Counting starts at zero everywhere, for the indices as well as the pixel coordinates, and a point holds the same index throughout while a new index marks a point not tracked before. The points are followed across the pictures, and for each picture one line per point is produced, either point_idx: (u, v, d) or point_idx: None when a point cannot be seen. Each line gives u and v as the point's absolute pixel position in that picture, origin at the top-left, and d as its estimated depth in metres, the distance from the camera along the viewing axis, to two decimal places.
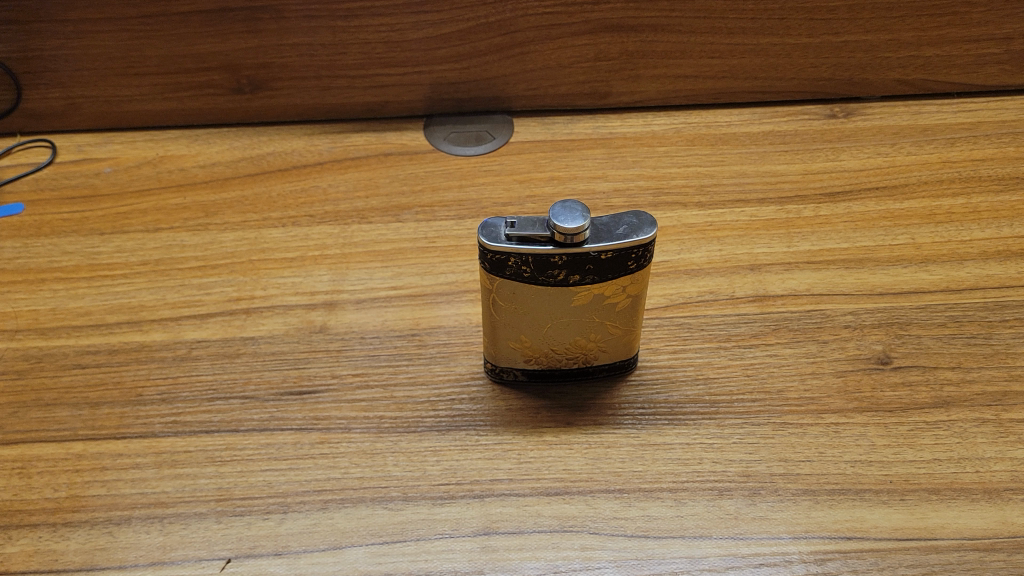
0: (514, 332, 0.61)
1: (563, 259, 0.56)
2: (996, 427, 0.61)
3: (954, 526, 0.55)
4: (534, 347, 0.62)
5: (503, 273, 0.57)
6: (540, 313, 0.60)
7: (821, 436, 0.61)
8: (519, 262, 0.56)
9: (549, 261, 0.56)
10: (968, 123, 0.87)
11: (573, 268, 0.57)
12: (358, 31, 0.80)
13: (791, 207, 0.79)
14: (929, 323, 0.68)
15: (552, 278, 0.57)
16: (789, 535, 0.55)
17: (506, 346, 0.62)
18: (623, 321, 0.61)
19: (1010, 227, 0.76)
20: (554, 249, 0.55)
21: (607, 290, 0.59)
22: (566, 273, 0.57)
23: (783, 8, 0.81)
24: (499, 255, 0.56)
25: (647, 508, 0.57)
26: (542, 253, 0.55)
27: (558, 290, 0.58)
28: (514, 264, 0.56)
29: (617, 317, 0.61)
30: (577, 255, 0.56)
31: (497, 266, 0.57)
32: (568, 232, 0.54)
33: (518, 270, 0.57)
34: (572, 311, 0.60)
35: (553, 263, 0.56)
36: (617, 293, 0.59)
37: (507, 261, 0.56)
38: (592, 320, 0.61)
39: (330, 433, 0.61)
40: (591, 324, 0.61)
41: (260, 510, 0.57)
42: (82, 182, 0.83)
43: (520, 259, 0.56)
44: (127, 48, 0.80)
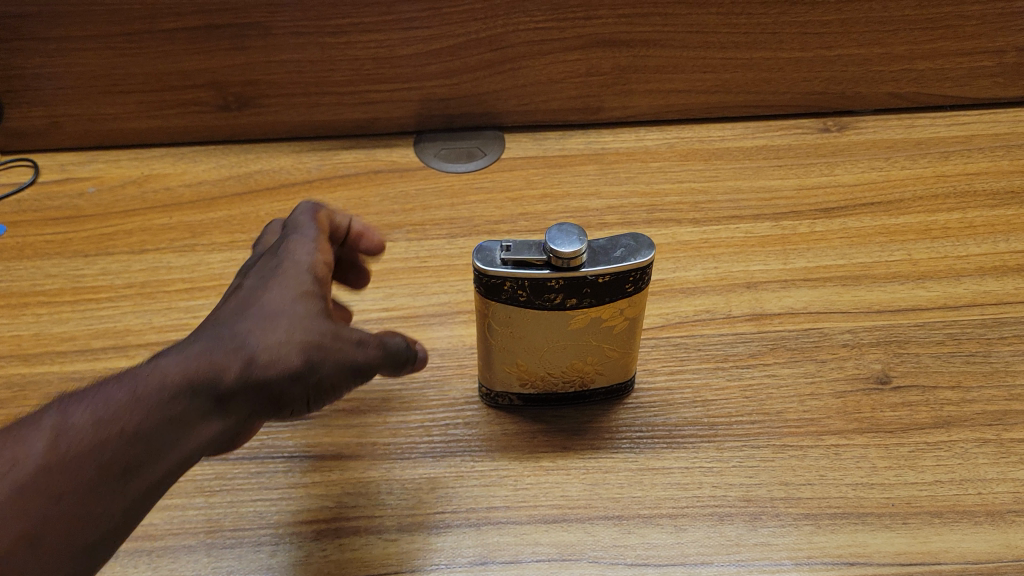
0: (510, 357, 0.60)
1: (560, 283, 0.55)
2: (997, 447, 0.60)
3: (957, 550, 0.54)
4: (530, 370, 0.61)
5: (498, 298, 0.56)
6: (538, 340, 0.59)
7: (822, 458, 0.60)
8: (515, 287, 0.55)
9: (546, 285, 0.55)
10: (961, 137, 0.86)
11: (570, 292, 0.55)
12: (347, 48, 0.79)
13: (785, 223, 0.78)
14: (928, 341, 0.67)
15: (548, 302, 0.56)
16: (791, 562, 0.54)
17: (501, 370, 0.61)
18: (622, 345, 0.60)
19: (1006, 242, 0.75)
20: (550, 274, 0.54)
21: (606, 315, 0.57)
22: (563, 296, 0.56)
23: (776, 22, 0.80)
24: (493, 279, 0.54)
25: (646, 535, 0.55)
26: (539, 278, 0.54)
27: (555, 314, 0.57)
28: (509, 289, 0.55)
29: (616, 341, 0.60)
30: (574, 279, 0.55)
31: (492, 290, 0.55)
32: (561, 259, 0.53)
33: (514, 295, 0.55)
34: (571, 336, 0.59)
35: (550, 287, 0.55)
36: (615, 316, 0.58)
37: (503, 286, 0.55)
38: (589, 343, 0.59)
39: (322, 461, 0.60)
40: (589, 348, 0.60)
41: (250, 542, 0.56)
42: (65, 202, 0.81)
43: (516, 283, 0.55)
44: (111, 66, 0.79)
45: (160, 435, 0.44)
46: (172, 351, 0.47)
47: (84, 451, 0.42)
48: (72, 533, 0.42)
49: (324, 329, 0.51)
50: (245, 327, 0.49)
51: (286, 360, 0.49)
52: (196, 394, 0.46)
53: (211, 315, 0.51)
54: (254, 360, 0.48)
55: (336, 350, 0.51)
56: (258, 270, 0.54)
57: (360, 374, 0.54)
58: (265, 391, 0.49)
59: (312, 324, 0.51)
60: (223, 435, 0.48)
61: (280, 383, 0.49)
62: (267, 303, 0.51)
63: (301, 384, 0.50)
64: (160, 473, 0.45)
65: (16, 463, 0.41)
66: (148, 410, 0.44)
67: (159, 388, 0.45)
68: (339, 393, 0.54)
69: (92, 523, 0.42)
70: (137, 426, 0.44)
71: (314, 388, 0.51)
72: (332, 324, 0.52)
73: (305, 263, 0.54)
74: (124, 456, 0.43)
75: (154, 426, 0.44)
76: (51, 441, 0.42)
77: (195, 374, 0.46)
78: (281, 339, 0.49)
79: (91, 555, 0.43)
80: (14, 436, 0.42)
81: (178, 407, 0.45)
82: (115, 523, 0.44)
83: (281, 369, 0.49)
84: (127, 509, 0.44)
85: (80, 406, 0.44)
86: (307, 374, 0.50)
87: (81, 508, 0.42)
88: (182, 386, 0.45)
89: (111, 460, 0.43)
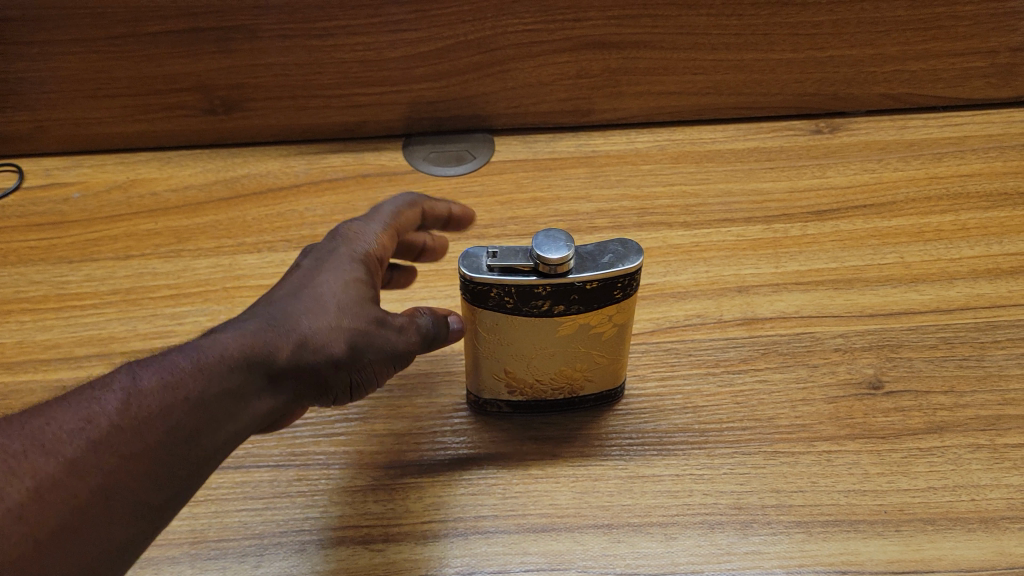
0: (498, 363, 0.59)
1: (547, 290, 0.54)
2: (991, 453, 0.59)
3: (951, 557, 0.53)
4: (518, 377, 0.60)
5: (484, 304, 0.55)
6: (525, 348, 0.58)
7: (814, 464, 0.59)
8: (502, 293, 0.54)
9: (532, 292, 0.54)
10: (954, 138, 0.86)
11: (558, 299, 0.54)
12: (334, 51, 0.78)
13: (777, 226, 0.77)
14: (921, 345, 0.66)
15: (535, 309, 0.55)
16: (782, 571, 0.53)
17: (489, 377, 0.60)
18: (610, 352, 0.60)
19: (1000, 245, 0.74)
20: (537, 280, 0.53)
21: (594, 322, 0.57)
22: (550, 303, 0.54)
23: (767, 23, 0.79)
24: (479, 286, 0.54)
25: (637, 545, 0.55)
26: (525, 284, 0.53)
27: (542, 321, 0.56)
28: (495, 296, 0.54)
29: (604, 348, 0.59)
30: (561, 286, 0.53)
31: (478, 297, 0.54)
32: (549, 266, 0.52)
33: (500, 302, 0.54)
34: (559, 343, 0.58)
35: (537, 294, 0.54)
36: (604, 323, 0.57)
37: (489, 293, 0.54)
38: (578, 350, 0.59)
39: (308, 470, 0.60)
40: (577, 355, 0.59)
41: (235, 553, 0.55)
42: (50, 208, 0.81)
43: (502, 290, 0.54)
44: (95, 69, 0.78)
45: (222, 405, 0.44)
46: (230, 326, 0.47)
47: (155, 414, 0.41)
48: (141, 492, 0.40)
49: (370, 316, 0.52)
50: (299, 308, 0.49)
51: (334, 345, 0.50)
52: (256, 368, 0.46)
53: (262, 296, 0.51)
54: (307, 342, 0.48)
55: (379, 337, 0.52)
56: (309, 256, 0.55)
57: (397, 358, 0.55)
58: (314, 372, 0.49)
59: (359, 311, 0.52)
60: (273, 413, 0.48)
61: (329, 364, 0.50)
62: (320, 286, 0.51)
63: (345, 368, 0.51)
64: (220, 442, 0.44)
65: (90, 420, 0.40)
66: (211, 377, 0.44)
67: (221, 358, 0.45)
68: (375, 378, 0.55)
69: (159, 484, 0.41)
70: (203, 394, 0.43)
71: (354, 372, 0.52)
72: (377, 310, 0.53)
73: (355, 252, 0.55)
74: (190, 419, 0.43)
75: (219, 393, 0.44)
76: (122, 401, 0.41)
77: (255, 349, 0.46)
78: (330, 324, 0.50)
79: (155, 518, 0.42)
80: (85, 396, 0.41)
81: (238, 378, 0.45)
82: (179, 488, 0.42)
83: (329, 353, 0.49)
84: (192, 474, 0.43)
85: (148, 370, 0.43)
86: (351, 358, 0.51)
87: (150, 470, 0.41)
88: (242, 360, 0.45)
89: (179, 426, 0.42)
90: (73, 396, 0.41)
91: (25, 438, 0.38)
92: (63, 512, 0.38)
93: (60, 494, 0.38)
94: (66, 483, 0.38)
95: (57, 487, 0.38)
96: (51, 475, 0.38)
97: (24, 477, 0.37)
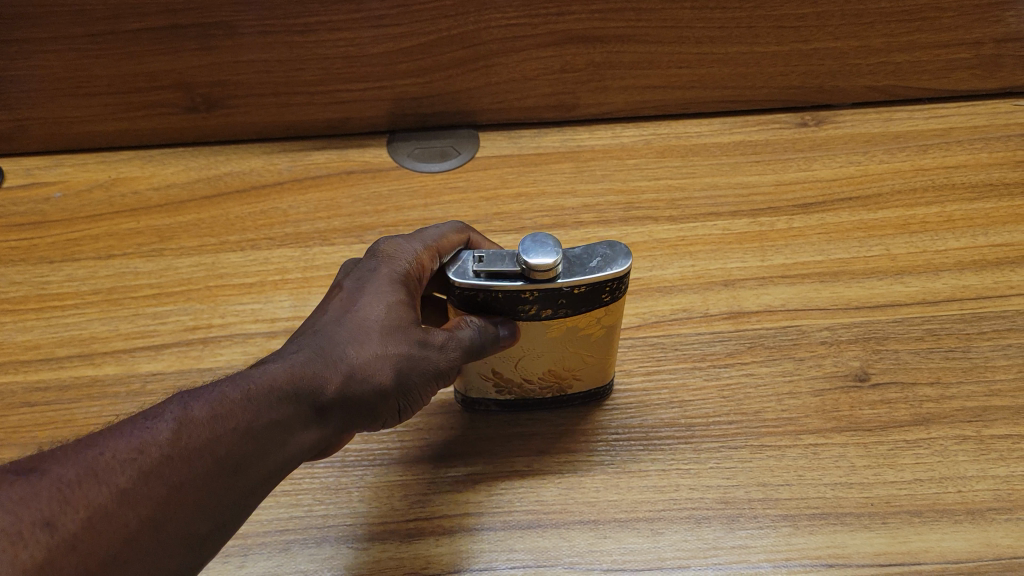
0: (486, 366, 0.58)
1: (533, 294, 0.53)
2: (977, 444, 0.59)
3: (937, 550, 0.53)
4: (506, 377, 0.60)
5: (472, 309, 0.55)
6: (512, 351, 0.57)
7: (800, 458, 0.59)
8: (488, 298, 0.54)
9: (519, 297, 0.53)
10: (940, 130, 0.86)
11: (546, 303, 0.54)
12: (315, 47, 0.77)
13: (763, 219, 0.77)
14: (907, 337, 0.66)
15: (524, 314, 0.54)
16: (769, 564, 0.53)
17: (477, 378, 0.60)
18: (598, 351, 0.59)
19: (986, 236, 0.74)
20: (523, 285, 0.52)
21: (581, 326, 0.56)
22: (538, 307, 0.54)
23: (751, 15, 0.79)
24: (466, 290, 0.54)
25: (623, 540, 0.54)
26: (511, 289, 0.53)
27: (531, 325, 0.55)
28: (482, 300, 0.54)
29: (592, 348, 0.58)
30: (548, 290, 0.53)
31: (465, 301, 0.54)
32: (534, 270, 0.52)
33: (487, 306, 0.54)
34: (546, 345, 0.57)
35: (524, 299, 0.53)
36: (592, 325, 0.56)
37: (475, 297, 0.54)
38: (567, 350, 0.58)
39: (292, 468, 0.59)
40: (565, 356, 0.59)
41: (218, 553, 0.54)
42: (30, 208, 0.80)
43: (488, 294, 0.53)
44: (75, 68, 0.78)
45: (270, 436, 0.45)
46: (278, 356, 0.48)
47: (206, 444, 0.42)
48: (192, 521, 0.41)
49: (414, 337, 0.51)
50: (344, 335, 0.49)
51: (379, 373, 0.49)
52: (301, 399, 0.47)
53: (308, 323, 0.51)
54: (353, 371, 0.48)
55: (425, 358, 0.51)
56: (348, 278, 0.54)
57: (445, 376, 0.53)
58: (361, 401, 0.49)
59: (403, 334, 0.51)
60: (321, 444, 0.49)
61: (374, 393, 0.49)
62: (364, 310, 0.51)
63: (395, 392, 0.51)
64: (267, 474, 0.45)
65: (144, 449, 0.41)
66: (257, 410, 0.45)
67: (267, 390, 0.45)
68: (420, 401, 0.54)
69: (207, 513, 0.42)
70: (253, 424, 0.44)
71: (401, 399, 0.52)
72: (421, 331, 0.52)
73: (393, 273, 0.53)
74: (237, 452, 0.43)
75: (265, 425, 0.45)
76: (173, 432, 0.42)
77: (302, 379, 0.47)
78: (375, 351, 0.49)
79: (202, 549, 0.42)
80: (137, 426, 0.42)
81: (284, 411, 0.46)
82: (225, 520, 0.43)
83: (374, 382, 0.49)
84: (237, 507, 0.44)
85: (197, 400, 0.44)
86: (396, 385, 0.50)
87: (201, 501, 0.42)
88: (290, 391, 0.46)
89: (229, 456, 0.43)
90: (126, 425, 0.42)
91: (81, 467, 0.40)
92: (117, 540, 0.38)
93: (112, 523, 0.39)
94: (116, 513, 0.39)
95: (109, 517, 0.39)
96: (103, 505, 0.39)
97: (77, 507, 0.38)
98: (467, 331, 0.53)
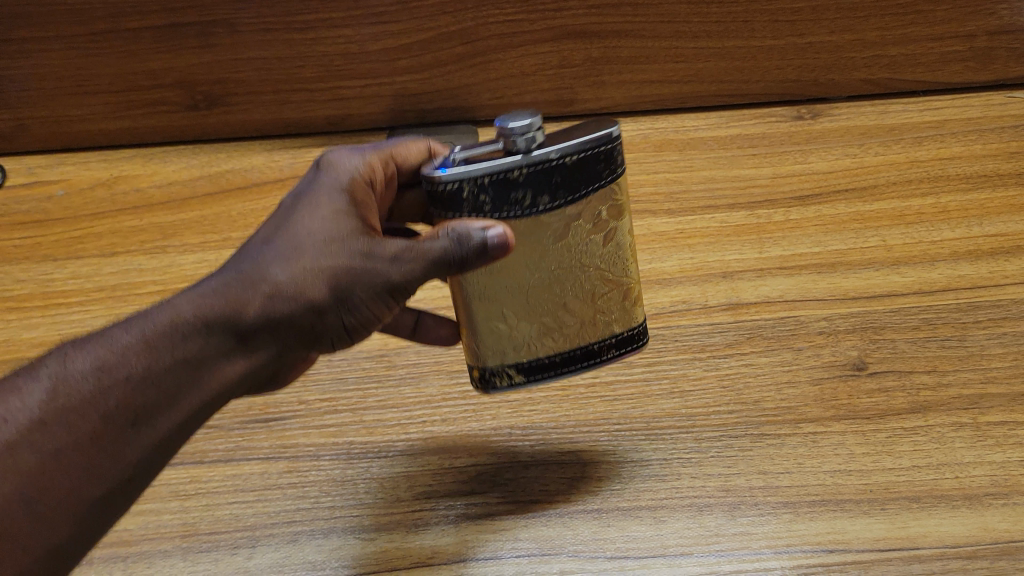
0: (495, 308, 0.53)
1: (523, 175, 0.51)
2: (974, 431, 0.59)
3: (935, 534, 0.53)
4: (522, 323, 0.54)
5: (461, 212, 0.51)
6: (515, 267, 0.52)
7: (800, 446, 0.59)
8: (476, 189, 0.51)
9: (509, 179, 0.51)
10: (934, 122, 0.86)
11: (539, 186, 0.51)
12: (314, 44, 0.81)
13: (761, 211, 0.78)
14: (903, 327, 0.67)
15: (517, 203, 0.51)
16: (770, 551, 0.53)
17: (490, 331, 0.54)
18: (610, 263, 0.54)
19: (980, 226, 0.75)
20: (511, 162, 0.50)
21: (581, 217, 0.53)
22: (532, 194, 0.51)
23: (747, 10, 0.82)
24: (448, 185, 0.51)
25: (626, 528, 0.55)
26: (498, 169, 0.50)
27: (529, 224, 0.52)
28: (469, 194, 0.51)
29: (603, 258, 0.54)
30: (538, 166, 0.51)
31: (451, 202, 0.51)
32: (514, 138, 0.51)
33: (477, 202, 0.51)
34: (553, 256, 0.53)
35: (513, 182, 0.51)
36: (592, 219, 0.53)
37: (462, 191, 0.51)
38: (576, 265, 0.53)
39: (298, 461, 0.60)
40: (575, 273, 0.54)
41: (227, 545, 0.55)
42: (34, 207, 0.81)
43: (475, 184, 0.51)
44: (74, 67, 0.82)
45: (172, 376, 0.46)
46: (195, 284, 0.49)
47: (82, 404, 0.44)
48: (86, 475, 0.44)
49: (354, 250, 0.50)
50: (271, 255, 0.49)
51: (309, 288, 0.49)
52: (209, 334, 0.47)
53: (248, 239, 0.52)
54: (275, 292, 0.48)
55: (370, 270, 0.50)
56: (292, 197, 0.55)
57: (403, 291, 0.51)
58: (293, 322, 0.49)
59: (340, 248, 0.50)
60: (252, 372, 0.49)
61: (307, 310, 0.49)
62: (297, 226, 0.51)
63: (336, 309, 0.50)
64: (173, 418, 0.47)
65: (24, 411, 0.44)
66: (146, 357, 0.46)
67: (162, 334, 0.47)
68: (382, 314, 0.52)
69: (99, 470, 0.44)
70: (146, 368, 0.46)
71: (349, 315, 0.50)
72: (364, 243, 0.50)
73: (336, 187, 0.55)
74: (126, 402, 0.45)
75: (158, 370, 0.46)
76: (49, 394, 0.44)
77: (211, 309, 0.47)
78: (303, 267, 0.49)
79: (108, 502, 0.45)
80: (17, 390, 0.45)
81: (185, 350, 0.47)
82: (128, 471, 0.46)
83: (304, 298, 0.49)
84: (141, 456, 0.46)
85: (84, 354, 0.46)
86: (335, 300, 0.49)
87: (83, 460, 0.44)
88: (196, 324, 0.47)
89: (120, 402, 0.45)
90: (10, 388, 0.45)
91: None
92: None
93: None
94: None
95: None
96: None
97: None
98: (441, 242, 0.49)
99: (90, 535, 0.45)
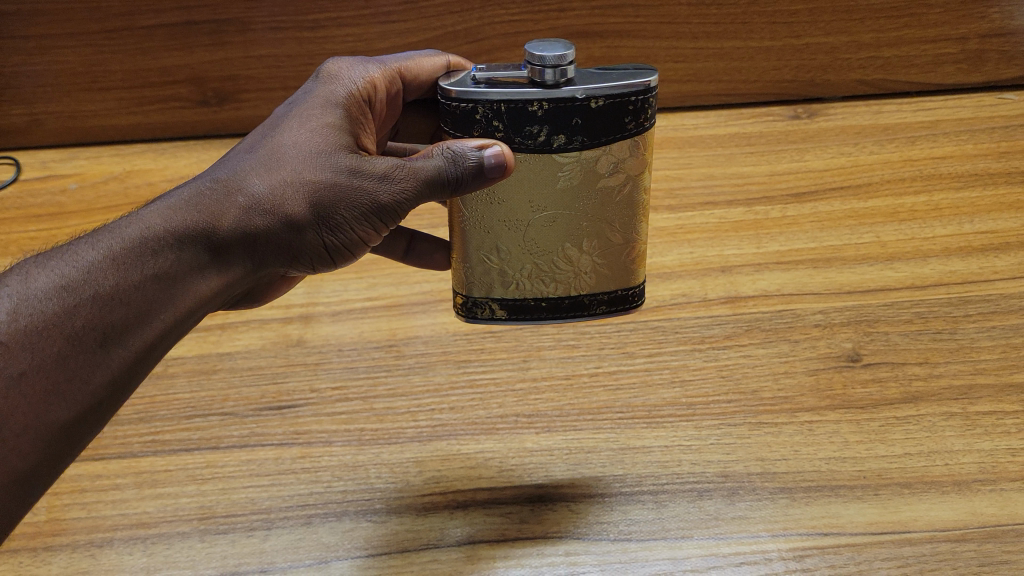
0: (487, 242, 0.56)
1: (544, 108, 0.52)
2: (964, 420, 0.61)
3: (926, 519, 0.54)
4: (512, 263, 0.57)
5: (472, 131, 0.53)
6: (516, 205, 0.55)
7: (796, 434, 0.61)
8: (491, 113, 0.52)
9: (528, 111, 0.52)
10: (926, 122, 0.89)
11: (557, 122, 0.52)
12: (324, 42, 0.85)
13: (758, 207, 0.80)
14: (896, 319, 0.69)
15: (531, 137, 0.53)
16: (768, 534, 0.54)
17: (479, 264, 0.57)
18: (616, 218, 0.56)
19: (971, 223, 0.77)
20: (533, 94, 0.52)
21: (598, 165, 0.54)
22: (549, 130, 0.53)
23: (746, 12, 0.86)
24: (464, 104, 0.53)
25: (629, 512, 0.56)
26: (520, 100, 0.52)
27: (543, 159, 0.53)
28: (483, 116, 0.53)
29: (609, 212, 0.56)
30: (561, 103, 0.52)
31: (465, 120, 0.53)
32: (542, 69, 0.52)
33: (490, 125, 0.53)
34: (558, 202, 0.55)
35: (531, 115, 0.52)
36: (603, 172, 0.54)
37: (477, 113, 0.53)
38: (578, 216, 0.55)
39: (311, 447, 0.62)
40: (575, 225, 0.56)
41: (243, 527, 0.56)
42: (48, 199, 0.83)
43: (492, 108, 0.52)
44: (91, 63, 0.85)
45: (144, 292, 0.47)
46: (166, 199, 0.50)
47: (47, 321, 0.45)
48: (56, 392, 0.44)
49: (339, 167, 0.52)
50: (254, 166, 0.52)
51: (288, 201, 0.51)
52: (182, 247, 0.49)
53: (233, 150, 0.54)
54: (252, 203, 0.50)
55: (353, 189, 0.52)
56: (285, 107, 0.57)
57: (388, 213, 0.53)
58: (271, 237, 0.51)
59: (325, 161, 0.52)
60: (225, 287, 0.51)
61: (285, 224, 0.51)
62: (284, 139, 0.53)
63: (315, 225, 0.52)
64: (145, 335, 0.47)
65: None
66: (113, 273, 0.47)
67: (132, 249, 0.48)
68: (365, 236, 0.54)
69: (70, 388, 0.45)
70: (118, 283, 0.46)
71: (328, 233, 0.53)
72: (349, 161, 0.52)
73: (330, 101, 0.57)
74: (96, 319, 0.46)
75: (127, 286, 0.47)
76: (11, 313, 0.44)
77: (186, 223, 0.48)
78: (284, 180, 0.51)
79: (82, 423, 0.46)
80: None
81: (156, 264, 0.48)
82: (103, 390, 0.46)
83: (283, 211, 0.51)
84: (115, 374, 0.46)
85: (47, 272, 0.46)
86: (316, 216, 0.52)
87: (51, 378, 0.44)
88: (169, 238, 0.48)
89: (91, 318, 0.45)
90: None
91: None
92: None
93: None
94: None
95: None
96: None
97: None
98: (435, 161, 0.52)
99: (59, 458, 0.45)
